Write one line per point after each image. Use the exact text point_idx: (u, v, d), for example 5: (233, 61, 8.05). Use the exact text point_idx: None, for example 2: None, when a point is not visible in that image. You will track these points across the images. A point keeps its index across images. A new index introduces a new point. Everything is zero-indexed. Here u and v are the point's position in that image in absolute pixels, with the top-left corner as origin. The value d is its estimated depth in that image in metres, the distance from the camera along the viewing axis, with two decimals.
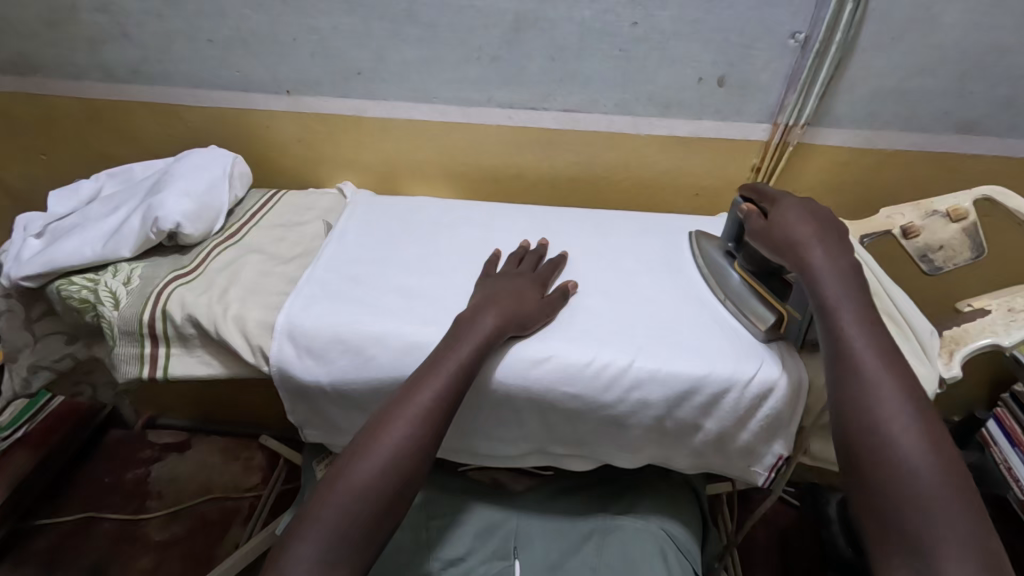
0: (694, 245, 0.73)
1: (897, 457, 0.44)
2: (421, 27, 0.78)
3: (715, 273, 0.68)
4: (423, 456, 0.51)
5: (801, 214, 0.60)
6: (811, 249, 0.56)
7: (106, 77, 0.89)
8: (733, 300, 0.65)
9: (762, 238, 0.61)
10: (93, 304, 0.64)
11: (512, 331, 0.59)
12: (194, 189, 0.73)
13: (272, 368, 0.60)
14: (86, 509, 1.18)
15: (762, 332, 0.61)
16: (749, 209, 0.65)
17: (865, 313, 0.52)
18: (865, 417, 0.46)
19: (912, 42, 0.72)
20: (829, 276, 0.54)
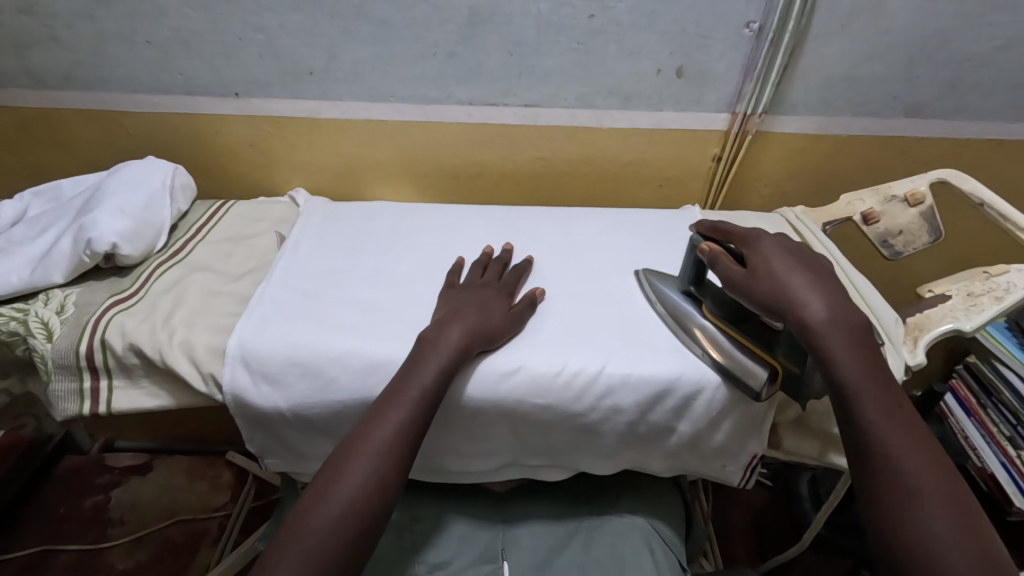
0: (644, 285, 0.66)
1: (951, 573, 0.39)
2: (371, 25, 0.74)
3: (683, 323, 0.60)
4: (388, 493, 0.48)
5: (786, 259, 0.53)
6: (810, 303, 0.49)
7: (34, 83, 0.82)
8: (714, 352, 0.57)
9: (745, 290, 0.53)
10: (22, 336, 0.59)
11: (479, 345, 0.56)
12: (131, 206, 0.68)
13: (225, 395, 0.57)
14: (40, 543, 1.11)
15: (757, 388, 0.54)
16: (713, 249, 0.57)
17: (890, 400, 0.46)
18: (909, 526, 0.41)
19: (869, 28, 0.72)
20: (833, 332, 0.48)
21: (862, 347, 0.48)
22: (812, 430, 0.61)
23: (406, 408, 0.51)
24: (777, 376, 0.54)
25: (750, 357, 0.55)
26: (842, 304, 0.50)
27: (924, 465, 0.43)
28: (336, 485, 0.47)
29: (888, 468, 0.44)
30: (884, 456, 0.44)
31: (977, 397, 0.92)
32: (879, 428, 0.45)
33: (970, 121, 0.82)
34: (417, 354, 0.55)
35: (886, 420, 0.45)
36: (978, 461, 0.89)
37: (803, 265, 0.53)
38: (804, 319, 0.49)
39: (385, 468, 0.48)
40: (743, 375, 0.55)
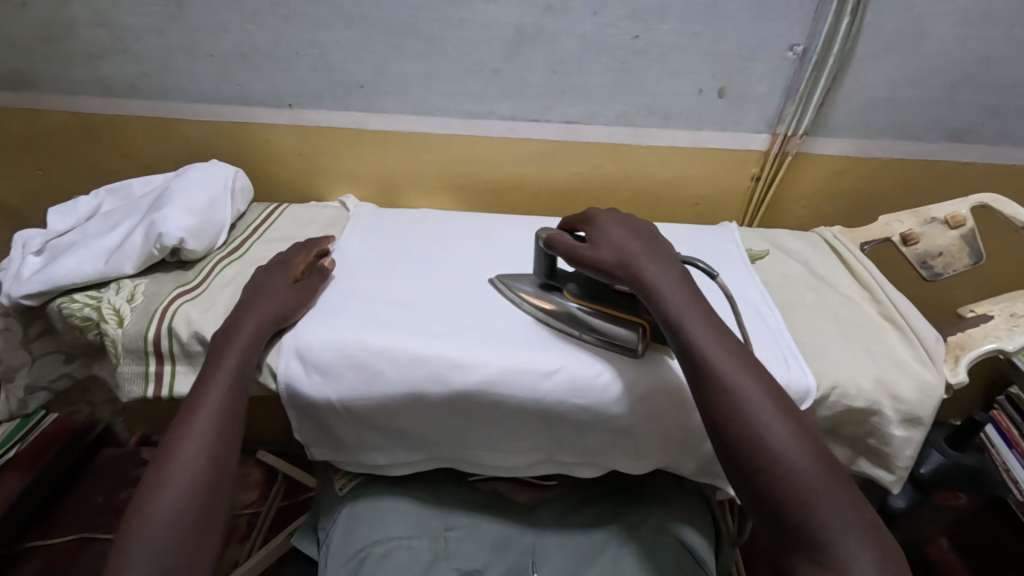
0: (503, 287, 0.68)
1: (774, 454, 0.43)
2: (422, 41, 0.77)
3: (548, 309, 0.64)
4: (221, 469, 0.50)
5: (622, 231, 0.60)
6: (645, 265, 0.55)
7: (104, 93, 0.86)
8: (586, 329, 0.62)
9: (590, 262, 0.59)
10: (95, 322, 0.63)
11: (271, 327, 0.60)
12: (196, 204, 0.72)
13: (279, 385, 0.60)
14: (79, 530, 1.15)
15: (636, 348, 0.59)
16: (554, 237, 0.63)
17: (705, 317, 0.51)
18: (738, 420, 0.45)
19: (910, 52, 0.74)
20: (671, 287, 0.53)
21: (699, 306, 0.52)
22: (844, 438, 0.61)
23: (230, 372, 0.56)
24: (646, 331, 0.60)
25: (616, 322, 0.60)
26: (675, 270, 0.55)
27: (782, 418, 0.45)
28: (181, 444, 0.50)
29: (751, 426, 0.44)
30: (745, 412, 0.45)
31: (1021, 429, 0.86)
32: (736, 388, 0.46)
33: (1013, 146, 0.82)
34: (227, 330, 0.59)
35: (738, 371, 0.47)
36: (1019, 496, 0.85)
37: (635, 237, 0.59)
38: (639, 273, 0.55)
39: (221, 413, 0.53)
40: (614, 338, 0.60)
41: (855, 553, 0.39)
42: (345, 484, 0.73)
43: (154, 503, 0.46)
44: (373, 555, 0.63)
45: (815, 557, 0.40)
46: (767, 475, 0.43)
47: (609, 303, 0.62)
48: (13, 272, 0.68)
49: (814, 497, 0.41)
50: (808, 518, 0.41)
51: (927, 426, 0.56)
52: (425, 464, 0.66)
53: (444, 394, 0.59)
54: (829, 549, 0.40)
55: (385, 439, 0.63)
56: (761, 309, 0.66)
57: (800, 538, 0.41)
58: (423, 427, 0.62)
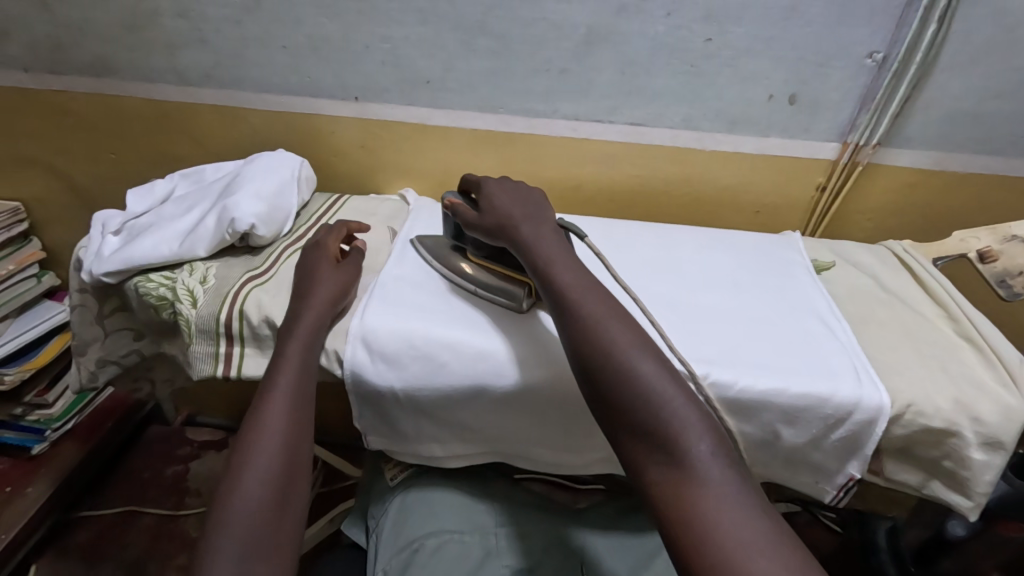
0: (421, 250, 0.72)
1: (625, 366, 0.48)
2: (492, 39, 0.78)
3: (452, 271, 0.68)
4: (296, 458, 0.53)
5: (504, 194, 0.65)
6: (519, 223, 0.61)
7: (180, 81, 0.88)
8: (480, 285, 0.65)
9: (474, 225, 0.64)
10: (170, 301, 0.65)
11: (331, 314, 0.62)
12: (266, 191, 0.74)
13: (344, 371, 0.60)
14: (127, 503, 1.18)
15: (517, 304, 0.63)
16: (455, 203, 0.67)
17: (566, 261, 0.57)
18: (594, 344, 0.50)
19: (997, 63, 0.71)
20: (540, 240, 0.59)
21: (563, 254, 0.58)
22: (918, 459, 0.59)
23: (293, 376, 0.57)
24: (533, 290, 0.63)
25: (505, 282, 0.64)
26: (546, 228, 0.61)
27: (633, 337, 0.50)
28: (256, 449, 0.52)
29: (604, 345, 0.49)
30: (601, 334, 0.50)
31: None
32: (592, 315, 0.52)
33: None
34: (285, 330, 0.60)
35: (593, 301, 0.53)
36: None
37: (513, 199, 0.64)
38: (513, 231, 0.61)
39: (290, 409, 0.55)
40: (505, 296, 0.64)
41: (699, 445, 0.44)
42: (396, 476, 0.73)
43: (237, 501, 0.49)
44: (424, 547, 0.63)
45: (663, 454, 0.44)
46: (617, 383, 0.47)
47: (502, 262, 0.65)
48: (93, 250, 0.71)
49: (659, 399, 0.46)
50: (653, 419, 0.45)
51: (1009, 452, 0.54)
52: (481, 459, 0.66)
53: (508, 389, 0.59)
54: (678, 445, 0.44)
55: (444, 430, 0.64)
56: (829, 321, 0.64)
57: (648, 436, 0.45)
58: (483, 420, 0.62)
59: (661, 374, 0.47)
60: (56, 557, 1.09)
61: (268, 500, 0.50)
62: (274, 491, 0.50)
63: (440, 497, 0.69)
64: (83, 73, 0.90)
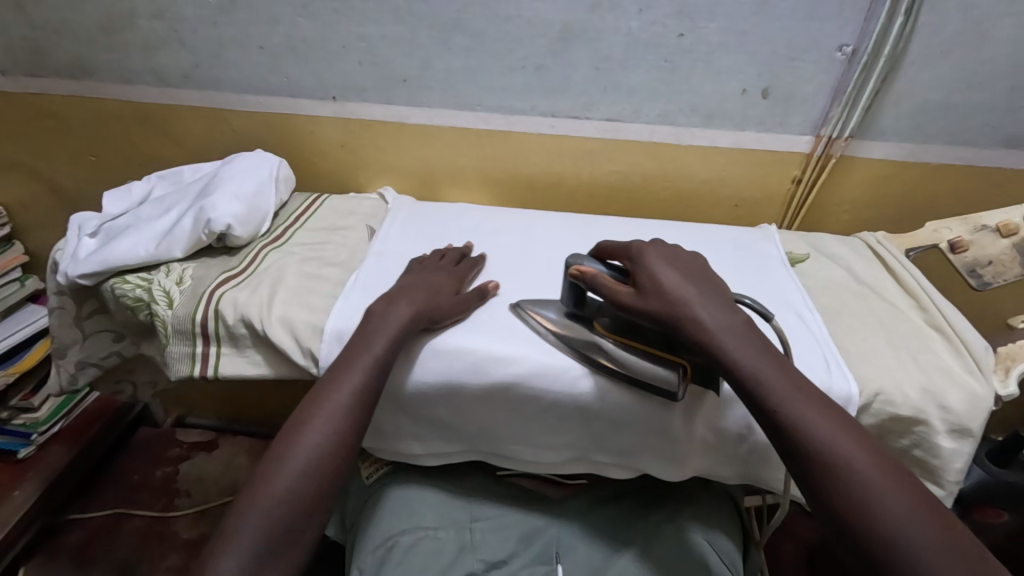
0: (526, 316, 0.63)
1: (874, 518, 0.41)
2: (468, 37, 0.77)
3: (578, 346, 0.59)
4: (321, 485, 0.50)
5: (672, 270, 0.55)
6: (701, 313, 0.52)
7: (159, 82, 0.88)
8: (625, 368, 0.58)
9: (635, 308, 0.54)
10: (146, 302, 0.65)
11: (422, 322, 0.60)
12: (243, 192, 0.74)
13: (320, 370, 0.61)
14: (115, 506, 1.14)
15: (676, 388, 0.56)
16: (592, 275, 0.57)
17: (789, 369, 0.49)
18: (831, 478, 0.44)
19: (966, 55, 0.72)
20: (746, 339, 0.51)
21: (774, 360, 0.50)
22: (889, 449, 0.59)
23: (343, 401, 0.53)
24: (687, 372, 0.57)
25: (657, 363, 0.57)
26: (731, 319, 0.52)
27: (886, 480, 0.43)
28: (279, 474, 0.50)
29: (853, 487, 0.43)
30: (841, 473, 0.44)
31: None
32: (839, 454, 0.44)
33: None
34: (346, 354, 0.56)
35: (829, 427, 0.46)
36: None
37: (690, 280, 0.55)
38: (696, 326, 0.51)
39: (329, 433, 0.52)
40: (656, 380, 0.57)
41: None
42: (373, 473, 0.74)
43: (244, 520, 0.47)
44: (400, 544, 0.64)
45: None
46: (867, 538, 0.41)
47: (643, 339, 0.58)
48: (69, 252, 0.71)
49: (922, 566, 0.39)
50: None
51: (977, 438, 0.55)
52: (459, 456, 0.67)
53: (482, 385, 0.59)
54: None
55: (422, 428, 0.64)
56: (803, 313, 0.65)
57: None
58: (462, 418, 0.62)
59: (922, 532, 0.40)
60: (45, 562, 1.05)
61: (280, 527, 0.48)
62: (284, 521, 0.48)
63: (420, 492, 0.70)
64: (62, 76, 0.90)
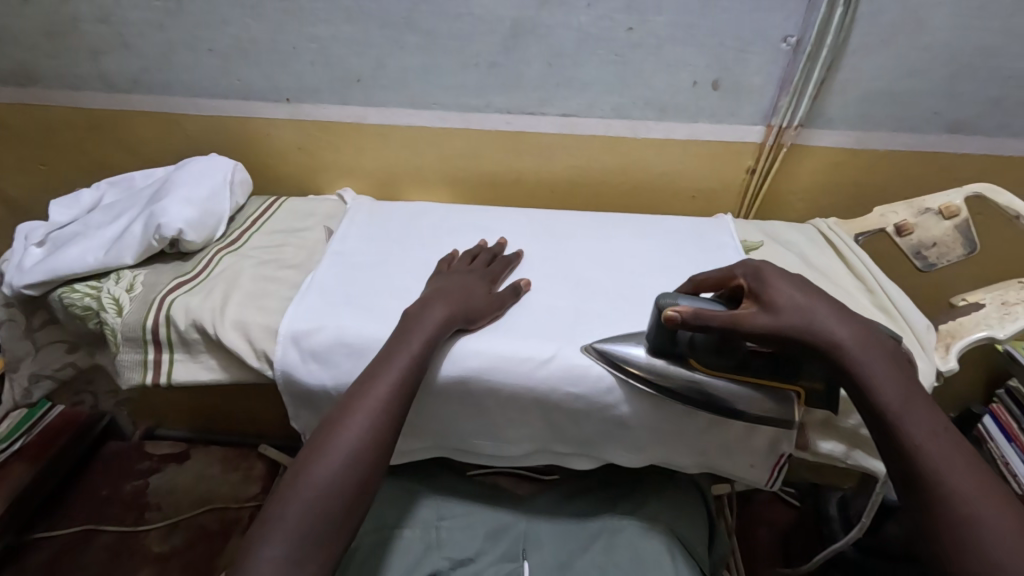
0: (603, 357, 0.58)
1: (982, 546, 0.41)
2: (419, 35, 0.77)
3: (677, 387, 0.56)
4: (354, 494, 0.48)
5: (797, 284, 0.52)
6: (838, 327, 0.50)
7: (107, 88, 0.87)
8: (741, 403, 0.55)
9: (768, 329, 0.50)
10: (95, 311, 0.64)
11: (458, 324, 0.59)
12: (196, 197, 0.73)
13: (276, 371, 0.60)
14: (83, 522, 1.03)
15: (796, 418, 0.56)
16: (696, 312, 0.52)
17: (912, 388, 0.48)
18: (944, 502, 0.43)
19: (906, 43, 0.74)
20: (874, 354, 0.49)
21: (900, 375, 0.48)
22: (841, 431, 0.61)
23: (366, 415, 0.51)
24: (801, 397, 0.56)
25: (774, 394, 0.56)
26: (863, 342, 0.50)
27: (991, 506, 0.43)
28: (303, 477, 0.47)
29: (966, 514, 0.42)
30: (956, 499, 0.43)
31: (1020, 424, 0.85)
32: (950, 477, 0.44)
33: (1012, 137, 0.82)
34: (373, 367, 0.54)
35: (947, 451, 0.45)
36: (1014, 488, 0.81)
37: (819, 292, 0.52)
38: (833, 336, 0.50)
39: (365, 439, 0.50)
40: (771, 412, 0.55)
41: None
42: None
43: (271, 525, 0.45)
44: (364, 546, 0.63)
45: None
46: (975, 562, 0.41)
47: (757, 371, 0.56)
48: (15, 262, 0.70)
49: None
50: None
51: None
52: (423, 454, 0.67)
53: (440, 382, 0.59)
54: None
55: None
56: None
57: None
58: (420, 415, 0.62)
59: None
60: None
61: (309, 536, 0.45)
62: (314, 528, 0.46)
63: (384, 492, 0.70)
64: (6, 84, 0.88)
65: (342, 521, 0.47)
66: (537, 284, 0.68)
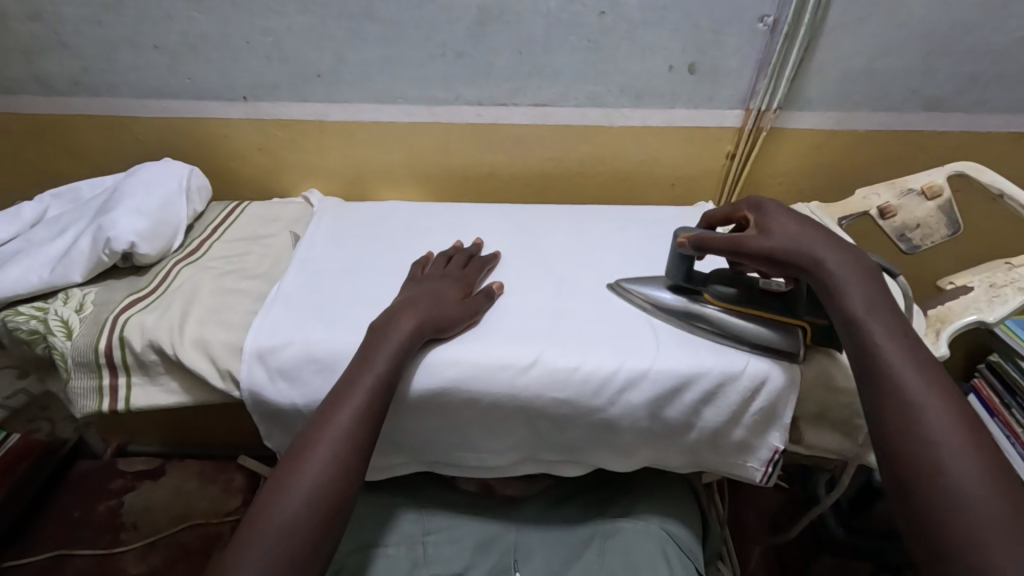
0: (627, 295, 0.63)
1: (937, 458, 0.40)
2: (380, 25, 0.73)
3: (690, 320, 0.59)
4: (315, 531, 0.44)
5: (798, 216, 0.54)
6: (823, 249, 0.50)
7: (46, 91, 0.81)
8: (741, 337, 0.57)
9: (763, 249, 0.52)
10: (42, 335, 0.59)
11: (429, 334, 0.56)
12: (148, 206, 0.68)
13: (242, 392, 0.57)
14: (54, 547, 0.91)
15: (796, 352, 0.56)
16: (704, 234, 0.56)
17: (892, 317, 0.47)
18: (897, 409, 0.43)
19: (882, 21, 0.72)
20: (853, 277, 0.49)
21: (883, 297, 0.48)
22: (833, 424, 0.59)
23: (332, 445, 0.47)
24: (807, 334, 0.57)
25: (778, 327, 0.57)
26: (886, 300, 0.48)
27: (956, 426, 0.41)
28: (262, 519, 0.44)
29: (923, 427, 0.41)
30: (909, 408, 0.43)
31: (1001, 397, 0.86)
32: (914, 393, 0.43)
33: (989, 113, 0.81)
34: (337, 392, 0.51)
35: (910, 367, 0.44)
36: None
37: (815, 223, 0.53)
38: (818, 255, 0.50)
39: (332, 469, 0.46)
40: (769, 343, 0.56)
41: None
42: None
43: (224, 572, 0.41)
44: (348, 567, 0.60)
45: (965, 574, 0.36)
46: (917, 467, 0.40)
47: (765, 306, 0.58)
48: None
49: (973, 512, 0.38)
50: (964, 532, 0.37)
51: None
52: (406, 469, 0.64)
53: (419, 394, 0.56)
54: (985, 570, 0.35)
55: None
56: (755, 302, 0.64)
57: (945, 541, 0.38)
58: (397, 430, 0.59)
59: (995, 492, 0.38)
60: None
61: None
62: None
63: (368, 506, 0.67)
64: None
65: (312, 565, 0.44)
66: (516, 285, 0.65)
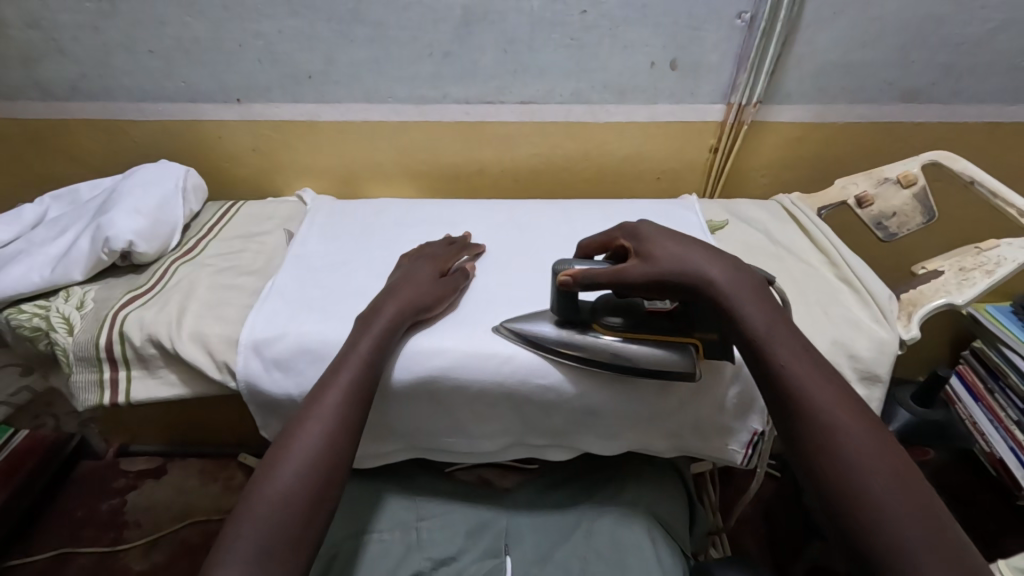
0: (511, 335, 0.59)
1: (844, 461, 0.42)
2: (368, 27, 0.75)
3: (582, 353, 0.57)
4: (316, 502, 0.46)
5: (678, 237, 0.53)
6: (709, 271, 0.51)
7: (45, 96, 0.83)
8: (637, 362, 0.56)
9: (647, 277, 0.51)
10: (44, 331, 0.61)
11: (412, 318, 0.58)
12: (146, 207, 0.70)
13: (239, 383, 0.59)
14: (58, 546, 0.93)
15: (690, 368, 0.56)
16: (585, 267, 0.54)
17: (788, 329, 0.49)
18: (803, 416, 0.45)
19: (856, 15, 0.74)
20: (744, 294, 0.50)
21: (775, 310, 0.49)
22: None
23: (325, 424, 0.50)
24: (699, 350, 0.56)
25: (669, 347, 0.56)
26: (777, 312, 0.50)
27: (855, 424, 0.43)
28: (263, 493, 0.45)
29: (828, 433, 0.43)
30: (813, 415, 0.44)
31: (985, 381, 0.88)
32: (816, 400, 0.45)
33: (964, 104, 0.83)
34: (327, 376, 0.53)
35: (810, 376, 0.46)
36: (985, 447, 0.85)
37: (697, 242, 0.53)
38: (706, 278, 0.50)
39: (324, 446, 0.48)
40: (663, 366, 0.55)
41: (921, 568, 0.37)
42: None
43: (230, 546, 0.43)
44: (341, 553, 0.62)
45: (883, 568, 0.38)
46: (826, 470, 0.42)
47: (654, 328, 0.57)
48: None
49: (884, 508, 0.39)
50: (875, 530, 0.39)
51: (886, 383, 0.57)
52: (399, 455, 0.66)
53: (408, 381, 0.58)
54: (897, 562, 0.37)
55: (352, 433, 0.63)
56: None
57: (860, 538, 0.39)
58: (388, 417, 0.61)
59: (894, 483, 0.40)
60: None
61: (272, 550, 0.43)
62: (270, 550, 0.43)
63: (361, 495, 0.69)
64: None
65: (308, 537, 0.45)
66: (502, 277, 0.67)
